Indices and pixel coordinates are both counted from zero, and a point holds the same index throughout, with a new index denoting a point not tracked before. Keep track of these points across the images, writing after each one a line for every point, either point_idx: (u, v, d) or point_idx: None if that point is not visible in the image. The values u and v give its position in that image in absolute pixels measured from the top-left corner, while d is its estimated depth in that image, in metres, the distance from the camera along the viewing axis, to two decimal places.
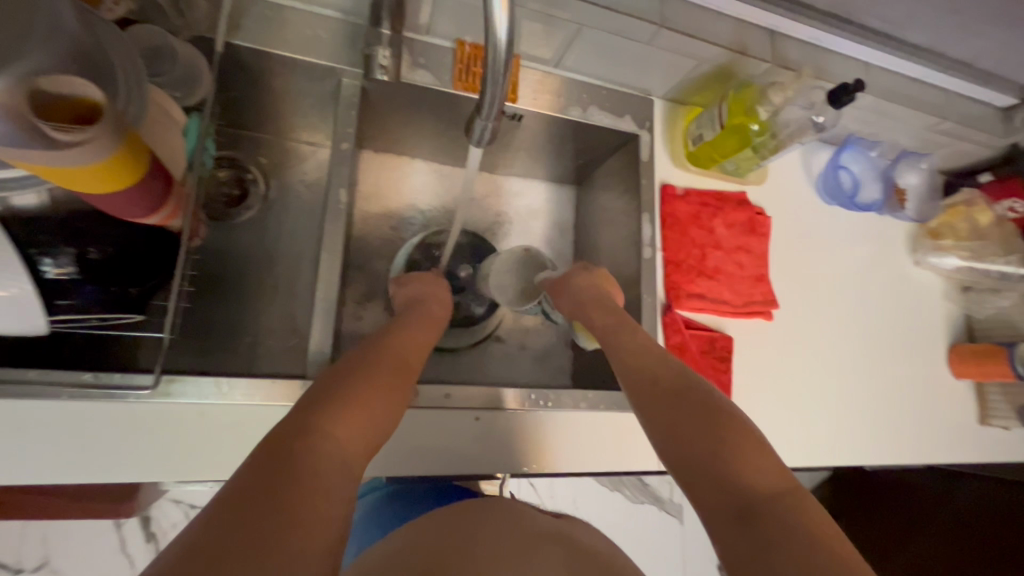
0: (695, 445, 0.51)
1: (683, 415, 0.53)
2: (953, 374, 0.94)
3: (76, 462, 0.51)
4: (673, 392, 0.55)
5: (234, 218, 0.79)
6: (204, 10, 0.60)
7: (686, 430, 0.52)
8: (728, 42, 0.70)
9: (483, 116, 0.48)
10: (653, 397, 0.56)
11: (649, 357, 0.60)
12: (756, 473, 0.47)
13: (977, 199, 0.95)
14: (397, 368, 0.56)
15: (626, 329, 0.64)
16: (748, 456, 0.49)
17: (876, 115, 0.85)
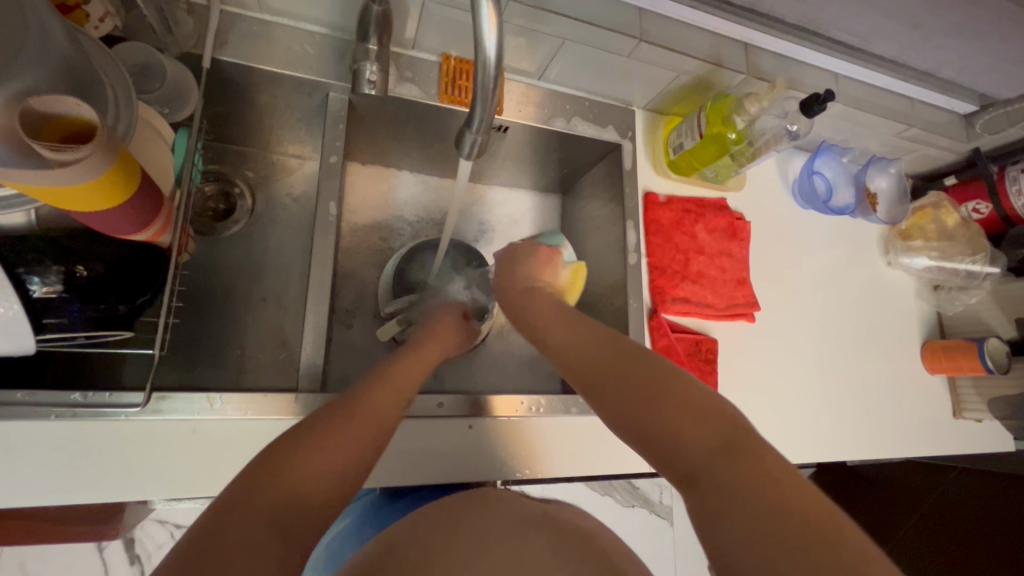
0: (639, 419, 0.47)
1: (621, 388, 0.49)
2: (927, 370, 0.98)
3: (63, 483, 0.50)
4: (607, 366, 0.51)
5: (220, 232, 0.79)
6: (190, 27, 0.60)
7: (623, 407, 0.48)
8: (706, 55, 0.73)
9: (473, 130, 0.50)
10: (590, 380, 0.52)
11: (579, 337, 0.55)
12: (695, 435, 0.43)
13: (944, 201, 0.99)
14: (405, 384, 0.54)
15: (555, 315, 0.60)
16: (689, 416, 0.44)
17: (847, 123, 0.88)
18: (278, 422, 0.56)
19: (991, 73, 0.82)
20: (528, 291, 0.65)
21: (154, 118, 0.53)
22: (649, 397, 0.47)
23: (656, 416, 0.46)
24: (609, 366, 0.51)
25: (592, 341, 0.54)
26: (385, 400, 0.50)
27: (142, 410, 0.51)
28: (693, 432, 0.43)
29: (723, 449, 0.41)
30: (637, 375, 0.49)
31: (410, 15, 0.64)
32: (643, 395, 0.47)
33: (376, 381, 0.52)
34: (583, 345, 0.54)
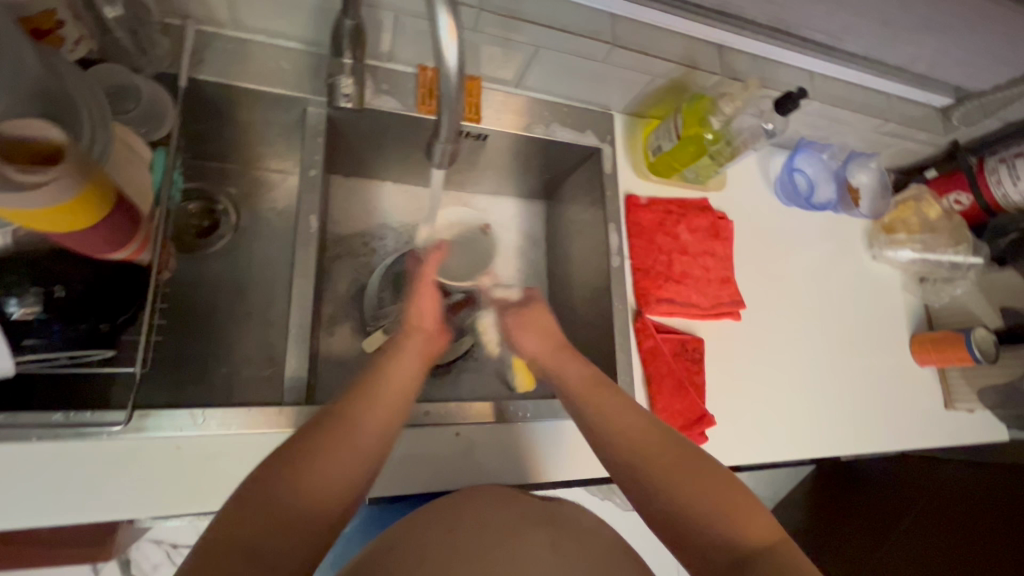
0: (689, 501, 0.49)
1: (675, 470, 0.51)
2: (917, 362, 0.98)
3: (47, 504, 0.50)
4: (661, 449, 0.53)
5: (204, 249, 0.79)
6: (165, 48, 0.60)
7: (676, 488, 0.50)
8: (679, 57, 0.74)
9: (441, 138, 0.50)
10: (640, 457, 0.53)
11: (630, 414, 0.57)
12: (750, 531, 0.46)
13: (925, 193, 1.00)
14: (386, 404, 0.51)
15: (601, 387, 0.60)
16: (741, 514, 0.47)
17: (824, 120, 0.89)
18: (262, 436, 0.56)
19: (963, 66, 0.83)
20: (560, 353, 0.66)
21: (137, 140, 0.54)
22: (702, 485, 0.50)
23: (707, 504, 0.48)
24: (662, 448, 0.53)
25: (641, 423, 0.56)
26: (362, 429, 0.47)
27: (125, 428, 0.51)
28: (742, 524, 0.47)
29: (775, 548, 0.45)
30: (688, 462, 0.52)
31: (384, 28, 0.65)
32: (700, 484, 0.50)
33: (350, 406, 0.49)
34: (634, 424, 0.56)
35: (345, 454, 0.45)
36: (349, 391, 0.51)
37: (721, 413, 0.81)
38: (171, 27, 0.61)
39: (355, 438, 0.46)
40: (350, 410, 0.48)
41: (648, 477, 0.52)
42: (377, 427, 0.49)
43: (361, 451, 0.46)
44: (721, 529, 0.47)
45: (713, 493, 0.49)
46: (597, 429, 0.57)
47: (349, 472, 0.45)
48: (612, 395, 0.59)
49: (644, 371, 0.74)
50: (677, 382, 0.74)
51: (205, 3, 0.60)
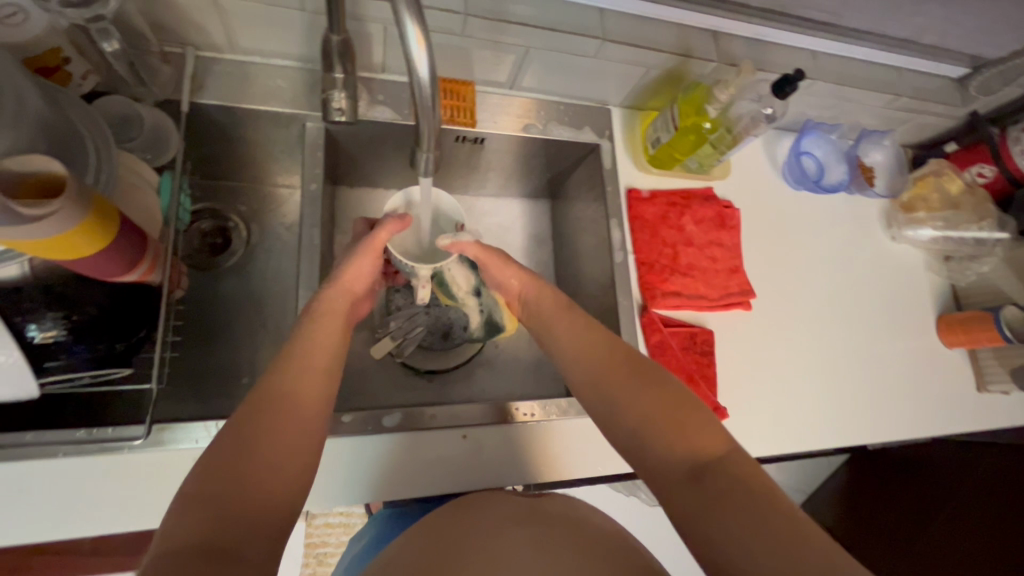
0: (641, 418, 0.53)
1: (628, 393, 0.55)
2: (945, 345, 0.94)
3: (73, 518, 0.53)
4: (617, 374, 0.57)
5: (218, 265, 0.82)
6: (167, 75, 0.63)
7: (629, 408, 0.54)
8: (672, 47, 0.73)
9: (425, 147, 0.52)
10: (599, 382, 0.57)
11: (593, 342, 0.61)
12: (704, 439, 0.49)
13: (946, 168, 0.95)
14: (324, 354, 0.55)
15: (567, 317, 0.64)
16: (696, 426, 0.51)
17: (832, 101, 0.87)
18: None
19: (976, 33, 0.80)
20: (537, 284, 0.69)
21: (142, 168, 0.57)
22: (652, 403, 0.53)
23: (656, 420, 0.52)
24: (619, 372, 0.57)
25: (602, 351, 0.59)
26: (303, 376, 0.52)
27: (144, 442, 0.54)
28: (688, 435, 0.50)
29: (729, 455, 0.48)
30: (642, 384, 0.55)
31: (375, 41, 0.66)
32: (651, 401, 0.53)
33: (292, 359, 0.53)
34: (595, 353, 0.60)
35: (295, 399, 0.50)
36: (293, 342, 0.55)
37: (737, 405, 0.79)
38: (171, 55, 0.64)
39: (301, 386, 0.51)
40: (288, 361, 0.53)
41: (607, 404, 0.56)
42: (318, 374, 0.53)
43: (310, 394, 0.51)
44: (668, 443, 0.50)
45: (662, 410, 0.52)
46: (563, 360, 0.62)
47: (300, 414, 0.49)
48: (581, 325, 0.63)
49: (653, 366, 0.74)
50: (687, 376, 0.73)
51: (202, 30, 0.63)
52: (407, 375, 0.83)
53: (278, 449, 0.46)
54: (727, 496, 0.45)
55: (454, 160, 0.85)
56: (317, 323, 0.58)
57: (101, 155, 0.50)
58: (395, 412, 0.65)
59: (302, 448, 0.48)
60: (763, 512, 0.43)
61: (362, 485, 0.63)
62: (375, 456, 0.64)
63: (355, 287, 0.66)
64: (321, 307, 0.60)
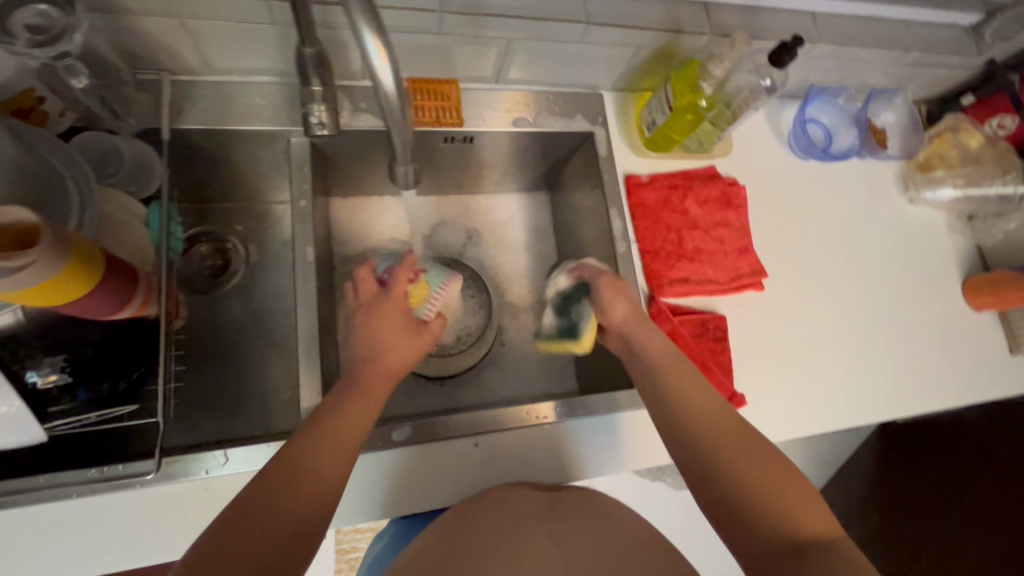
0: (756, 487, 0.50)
1: (747, 461, 0.51)
2: (973, 308, 0.90)
3: (97, 554, 0.54)
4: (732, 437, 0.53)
5: (220, 287, 0.81)
6: (145, 103, 0.62)
7: (739, 477, 0.51)
8: (661, 24, 0.69)
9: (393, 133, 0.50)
10: (710, 441, 0.53)
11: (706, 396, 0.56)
12: (807, 523, 0.48)
13: (963, 123, 0.90)
14: (352, 425, 0.52)
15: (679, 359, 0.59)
16: (797, 507, 0.49)
17: (836, 64, 0.82)
18: None
19: None
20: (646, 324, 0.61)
21: (126, 200, 0.56)
22: (769, 477, 0.50)
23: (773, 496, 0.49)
24: (729, 435, 0.53)
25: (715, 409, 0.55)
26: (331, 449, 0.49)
27: (157, 476, 0.54)
28: (802, 517, 0.48)
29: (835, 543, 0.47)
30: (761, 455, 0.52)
31: (352, 48, 0.64)
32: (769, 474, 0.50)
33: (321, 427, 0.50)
34: (703, 406, 0.55)
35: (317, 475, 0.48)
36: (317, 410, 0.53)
37: (757, 390, 0.77)
38: (147, 82, 0.62)
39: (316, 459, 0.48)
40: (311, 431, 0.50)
41: (721, 469, 0.51)
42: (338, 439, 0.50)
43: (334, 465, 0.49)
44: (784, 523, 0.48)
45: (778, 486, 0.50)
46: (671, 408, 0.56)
47: (326, 488, 0.48)
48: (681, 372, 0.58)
49: None
50: (701, 365, 0.71)
51: (175, 53, 0.61)
52: (416, 383, 0.82)
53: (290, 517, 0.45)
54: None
55: (446, 161, 0.83)
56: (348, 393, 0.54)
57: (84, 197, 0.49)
58: (403, 427, 0.64)
59: (312, 521, 0.46)
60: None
61: (377, 499, 0.63)
62: (387, 470, 0.63)
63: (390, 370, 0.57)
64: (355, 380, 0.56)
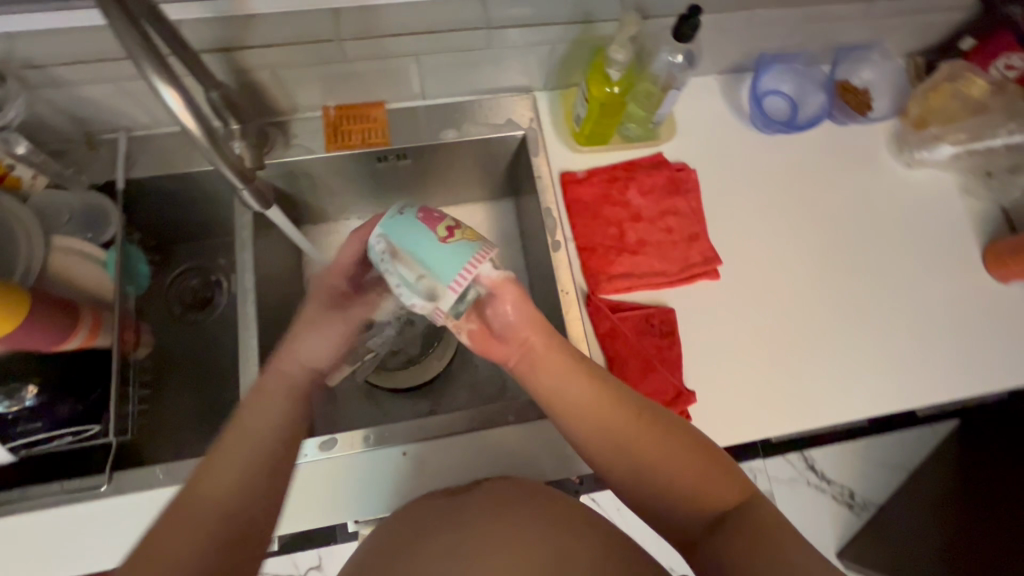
0: (670, 482, 0.49)
1: (653, 453, 0.50)
2: (999, 280, 0.77)
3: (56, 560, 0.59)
4: (635, 438, 0.50)
5: (199, 321, 0.84)
6: (105, 161, 0.70)
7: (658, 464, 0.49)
8: (570, 16, 0.68)
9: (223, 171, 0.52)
10: (619, 449, 0.50)
11: (602, 406, 0.51)
12: (726, 486, 0.49)
13: (962, 70, 0.79)
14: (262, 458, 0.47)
15: (569, 371, 0.53)
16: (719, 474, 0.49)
17: (791, 27, 0.75)
18: None
19: None
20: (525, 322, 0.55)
21: (82, 246, 0.64)
22: (676, 464, 0.49)
23: (683, 485, 0.49)
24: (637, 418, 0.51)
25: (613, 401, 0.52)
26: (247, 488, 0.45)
27: (109, 488, 0.60)
28: (712, 491, 0.49)
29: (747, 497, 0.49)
30: (668, 448, 0.50)
31: (273, 86, 0.70)
32: (675, 466, 0.49)
33: (216, 475, 0.45)
34: (599, 420, 0.51)
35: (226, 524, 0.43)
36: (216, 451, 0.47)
37: (720, 387, 0.70)
38: (104, 141, 0.71)
39: (225, 499, 0.44)
40: (211, 482, 0.44)
41: (611, 458, 0.51)
42: (243, 470, 0.45)
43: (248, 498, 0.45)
44: (689, 500, 0.49)
45: (690, 477, 0.49)
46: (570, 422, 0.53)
47: (245, 535, 0.44)
48: (572, 374, 0.53)
49: (604, 356, 0.69)
50: (644, 362, 0.68)
51: (124, 113, 0.69)
52: (380, 398, 0.83)
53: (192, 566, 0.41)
54: (771, 547, 0.45)
55: (394, 181, 0.85)
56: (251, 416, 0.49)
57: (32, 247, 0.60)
58: (331, 439, 0.67)
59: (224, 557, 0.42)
60: (794, 561, 0.44)
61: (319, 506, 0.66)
62: (323, 480, 0.67)
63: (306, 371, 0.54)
64: (272, 382, 0.52)
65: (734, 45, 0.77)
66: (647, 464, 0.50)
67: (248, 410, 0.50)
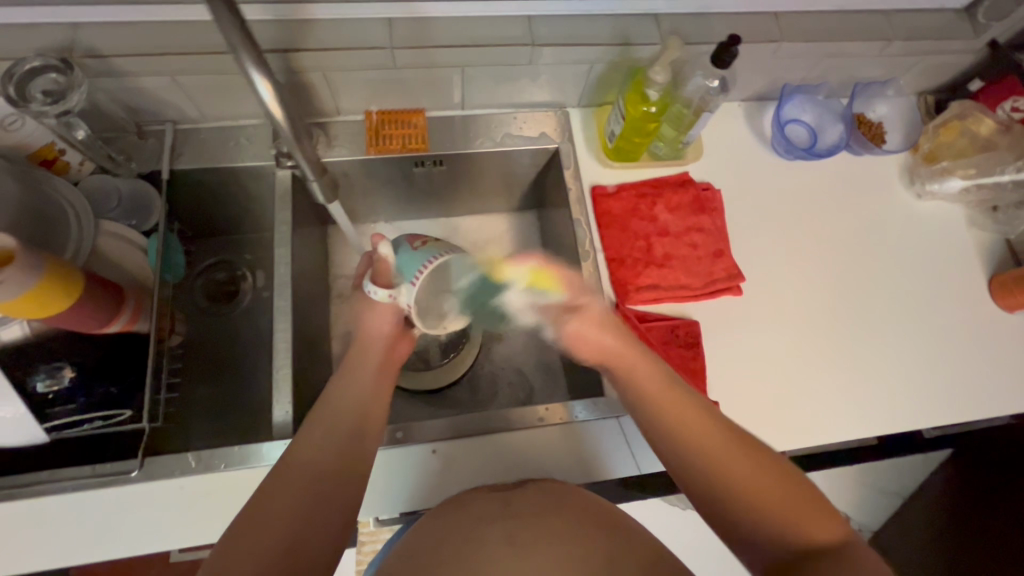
0: (756, 502, 0.48)
1: (727, 464, 0.50)
2: (1005, 309, 0.81)
3: (76, 547, 0.58)
4: (721, 450, 0.51)
5: (223, 314, 0.85)
6: (150, 151, 0.72)
7: (742, 477, 0.49)
8: (610, 38, 0.72)
9: (284, 136, 0.50)
10: (701, 456, 0.51)
11: (691, 416, 0.54)
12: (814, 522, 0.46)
13: (972, 110, 0.84)
14: (349, 423, 0.55)
15: (663, 385, 0.57)
16: (807, 507, 0.47)
17: (814, 60, 0.79)
18: (245, 468, 0.62)
19: None
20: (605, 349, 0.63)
21: (127, 232, 0.65)
22: (763, 479, 0.49)
23: (772, 503, 0.47)
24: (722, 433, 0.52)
25: (700, 416, 0.54)
26: (341, 448, 0.53)
27: (140, 473, 0.60)
28: (804, 518, 0.46)
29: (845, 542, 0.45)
30: (757, 468, 0.49)
31: (322, 89, 0.73)
32: (758, 477, 0.49)
33: (316, 436, 0.53)
34: (691, 425, 0.53)
35: (324, 476, 0.51)
36: (312, 417, 0.55)
37: (740, 400, 0.73)
38: (152, 131, 0.73)
39: (320, 457, 0.52)
40: (311, 439, 0.53)
41: (699, 470, 0.51)
42: (338, 429, 0.54)
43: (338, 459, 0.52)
44: (776, 522, 0.46)
45: (775, 491, 0.48)
46: (658, 427, 0.55)
47: (336, 491, 0.50)
48: (660, 385, 0.57)
49: None
50: (670, 372, 0.70)
51: (175, 107, 0.71)
52: (402, 398, 0.84)
53: (288, 499, 0.48)
54: None
55: (426, 187, 0.87)
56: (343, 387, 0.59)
57: (81, 230, 0.61)
58: None
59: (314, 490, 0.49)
60: None
61: None
62: None
63: (379, 343, 0.65)
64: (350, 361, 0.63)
65: (759, 74, 0.81)
66: (735, 475, 0.49)
67: (335, 384, 0.59)
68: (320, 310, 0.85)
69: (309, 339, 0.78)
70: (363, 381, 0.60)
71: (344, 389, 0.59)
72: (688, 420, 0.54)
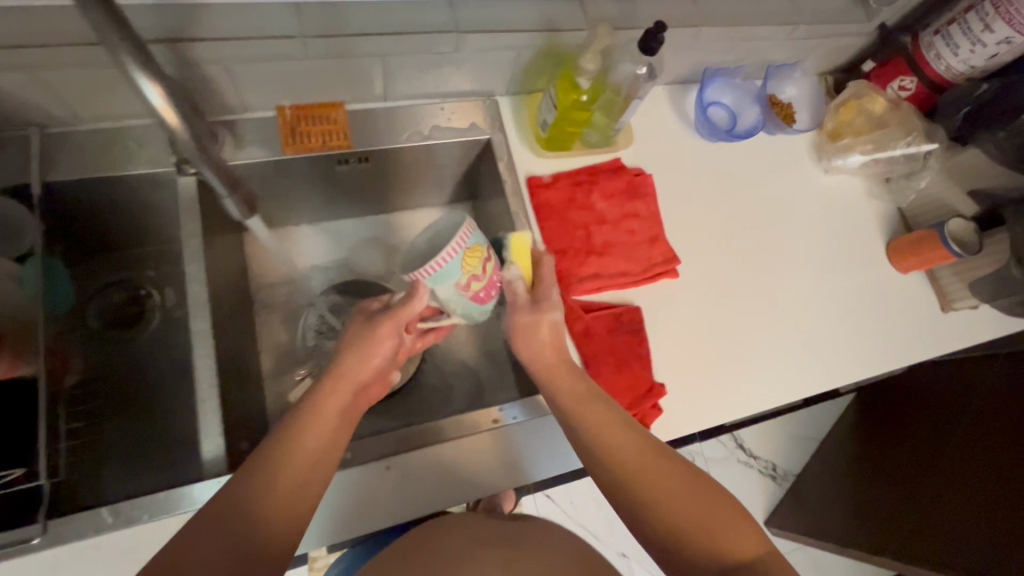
0: (672, 522, 0.52)
1: (651, 488, 0.54)
2: (901, 271, 0.90)
3: None
4: (648, 474, 0.55)
5: (126, 340, 0.75)
6: (15, 162, 0.61)
7: (666, 498, 0.53)
8: (536, 24, 0.70)
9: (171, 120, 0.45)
10: (622, 474, 0.55)
11: (613, 435, 0.57)
12: (733, 539, 0.51)
13: (866, 88, 0.89)
14: (307, 463, 0.51)
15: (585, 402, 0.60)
16: (728, 523, 0.52)
17: (729, 45, 0.82)
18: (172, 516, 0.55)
19: None
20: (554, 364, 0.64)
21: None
22: (676, 500, 0.53)
23: (687, 524, 0.52)
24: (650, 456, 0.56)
25: (629, 438, 0.57)
26: (288, 494, 0.49)
27: (44, 539, 0.52)
28: (720, 538, 0.51)
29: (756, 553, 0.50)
30: (672, 486, 0.54)
31: (224, 83, 0.65)
32: (681, 498, 0.53)
33: (270, 470, 0.50)
34: (622, 447, 0.56)
35: (261, 522, 0.47)
36: (263, 447, 0.52)
37: (683, 378, 0.76)
38: (13, 138, 0.62)
39: (272, 491, 0.49)
40: (263, 472, 0.49)
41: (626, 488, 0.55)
42: (302, 469, 0.51)
43: (284, 516, 0.49)
44: (696, 539, 0.51)
45: (699, 511, 0.52)
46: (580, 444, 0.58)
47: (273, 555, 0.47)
48: (593, 406, 0.59)
49: (581, 354, 0.72)
50: (618, 359, 0.72)
51: (40, 108, 0.61)
52: None
53: (222, 536, 0.46)
54: None
55: (351, 187, 0.82)
56: (310, 415, 0.55)
57: None
58: None
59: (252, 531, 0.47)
60: None
61: None
62: None
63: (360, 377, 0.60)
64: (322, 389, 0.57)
65: (680, 59, 0.83)
66: (661, 499, 0.53)
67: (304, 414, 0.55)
68: (246, 326, 0.78)
69: (235, 360, 0.72)
70: (326, 414, 0.56)
71: (318, 423, 0.55)
72: (618, 444, 0.56)
